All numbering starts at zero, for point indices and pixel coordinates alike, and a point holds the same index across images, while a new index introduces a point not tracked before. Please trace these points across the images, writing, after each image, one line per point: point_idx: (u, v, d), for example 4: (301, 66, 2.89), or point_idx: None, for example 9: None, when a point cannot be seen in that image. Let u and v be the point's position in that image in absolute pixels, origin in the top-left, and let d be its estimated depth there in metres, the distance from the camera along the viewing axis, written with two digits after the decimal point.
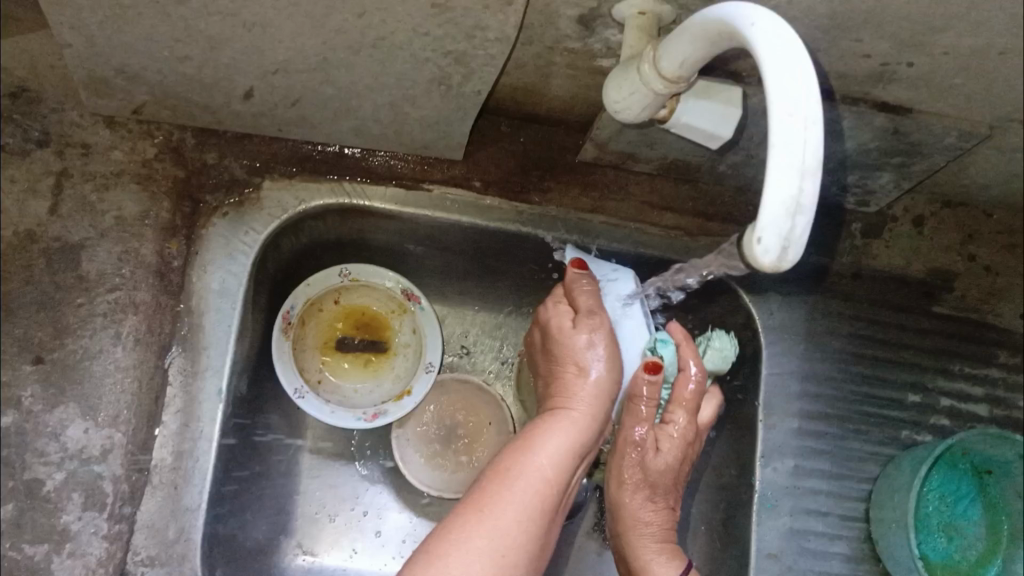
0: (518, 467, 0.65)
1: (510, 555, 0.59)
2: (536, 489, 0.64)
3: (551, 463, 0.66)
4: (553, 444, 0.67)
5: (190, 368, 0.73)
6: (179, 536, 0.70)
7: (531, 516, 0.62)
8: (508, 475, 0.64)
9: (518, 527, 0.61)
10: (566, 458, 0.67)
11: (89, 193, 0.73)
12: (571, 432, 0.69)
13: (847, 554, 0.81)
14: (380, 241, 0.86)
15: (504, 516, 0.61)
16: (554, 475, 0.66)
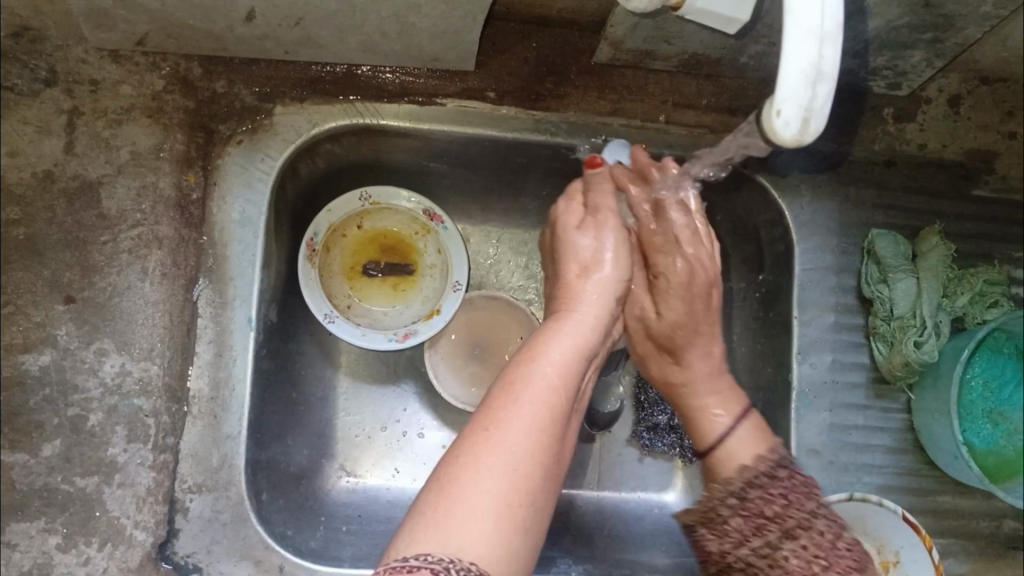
0: (521, 384, 0.56)
1: (531, 476, 0.51)
2: (544, 400, 0.55)
3: (559, 370, 0.58)
4: (556, 355, 0.60)
5: (219, 300, 0.74)
6: (223, 463, 0.73)
7: (543, 425, 0.54)
8: (512, 388, 0.56)
9: (533, 443, 0.52)
10: (577, 360, 0.61)
11: (102, 130, 0.72)
12: (573, 341, 0.62)
13: (889, 446, 0.81)
14: (399, 161, 0.84)
15: (515, 434, 0.52)
16: (560, 386, 0.58)
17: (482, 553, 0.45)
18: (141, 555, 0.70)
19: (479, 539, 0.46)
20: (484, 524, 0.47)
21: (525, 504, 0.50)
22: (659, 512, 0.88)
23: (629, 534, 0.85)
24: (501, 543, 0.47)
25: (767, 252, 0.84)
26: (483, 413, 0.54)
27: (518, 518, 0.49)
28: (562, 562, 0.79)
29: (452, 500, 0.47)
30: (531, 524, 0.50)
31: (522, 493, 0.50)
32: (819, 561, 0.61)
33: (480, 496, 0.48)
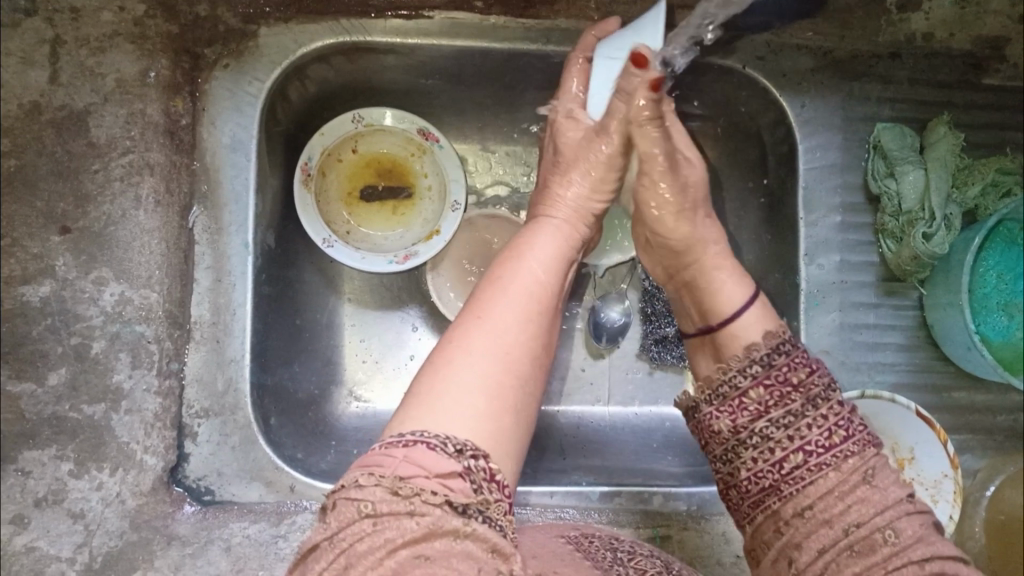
0: (500, 287, 0.58)
1: (519, 360, 0.54)
2: (522, 294, 0.58)
3: (540, 271, 0.61)
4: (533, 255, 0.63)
5: (214, 227, 0.75)
6: (228, 388, 0.75)
7: (527, 317, 0.57)
8: (495, 290, 0.58)
9: (520, 333, 0.55)
10: (553, 266, 0.64)
11: (85, 59, 0.71)
12: (541, 248, 0.64)
13: (902, 344, 0.79)
14: (392, 82, 0.83)
15: (500, 326, 0.55)
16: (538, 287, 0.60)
17: (478, 426, 0.48)
18: (153, 478, 0.71)
19: (473, 415, 0.48)
20: (474, 402, 0.49)
21: (513, 388, 0.52)
22: (671, 424, 0.87)
23: (641, 444, 0.86)
24: (493, 416, 0.49)
25: (772, 155, 0.82)
26: (469, 313, 0.56)
27: (513, 399, 0.51)
28: (573, 474, 0.81)
29: (446, 381, 0.50)
30: (524, 409, 0.52)
31: (512, 380, 0.52)
32: (838, 432, 0.54)
33: (472, 378, 0.50)
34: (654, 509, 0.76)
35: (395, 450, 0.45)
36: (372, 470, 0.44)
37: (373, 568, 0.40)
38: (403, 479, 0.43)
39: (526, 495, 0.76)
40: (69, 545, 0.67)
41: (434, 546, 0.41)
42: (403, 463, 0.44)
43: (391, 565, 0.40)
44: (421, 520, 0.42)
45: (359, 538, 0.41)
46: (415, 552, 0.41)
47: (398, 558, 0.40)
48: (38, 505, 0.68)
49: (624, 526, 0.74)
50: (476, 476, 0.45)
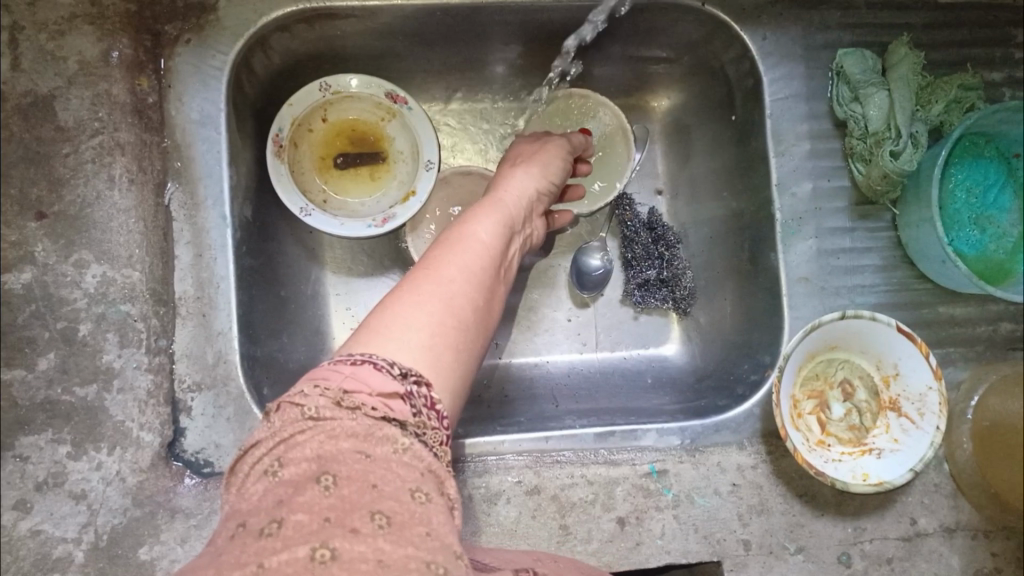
0: (451, 251, 0.57)
1: (463, 313, 0.53)
2: (475, 257, 0.58)
3: (485, 238, 0.60)
4: (485, 224, 0.62)
5: (191, 202, 0.76)
6: (219, 359, 0.75)
7: (474, 274, 0.56)
8: (446, 247, 0.57)
9: (465, 286, 0.54)
10: (501, 237, 0.62)
11: (45, 43, 0.71)
12: (494, 220, 0.64)
13: (879, 265, 0.81)
14: (355, 47, 0.83)
15: (452, 279, 0.54)
16: (490, 258, 0.59)
17: (424, 360, 0.48)
18: (151, 455, 0.72)
19: (421, 351, 0.48)
20: (427, 342, 0.49)
21: (461, 337, 0.52)
22: (659, 365, 0.89)
23: (631, 387, 0.87)
24: (438, 355, 0.49)
25: (737, 89, 0.83)
26: (417, 266, 0.55)
27: (455, 342, 0.51)
28: (567, 419, 0.81)
29: (393, 315, 0.49)
30: (467, 360, 0.52)
31: (461, 331, 0.52)
32: None
33: (424, 318, 0.50)
34: (650, 446, 0.78)
35: (342, 365, 0.45)
36: (318, 380, 0.45)
37: (313, 453, 0.42)
38: (348, 393, 0.44)
39: (523, 442, 0.77)
40: (74, 526, 0.68)
41: (375, 448, 0.42)
42: (350, 377, 0.44)
43: (330, 452, 0.41)
44: (361, 421, 0.43)
45: (301, 432, 0.43)
46: (357, 447, 0.42)
47: (338, 447, 0.42)
48: (40, 488, 0.68)
49: (621, 465, 0.76)
50: (417, 402, 0.45)
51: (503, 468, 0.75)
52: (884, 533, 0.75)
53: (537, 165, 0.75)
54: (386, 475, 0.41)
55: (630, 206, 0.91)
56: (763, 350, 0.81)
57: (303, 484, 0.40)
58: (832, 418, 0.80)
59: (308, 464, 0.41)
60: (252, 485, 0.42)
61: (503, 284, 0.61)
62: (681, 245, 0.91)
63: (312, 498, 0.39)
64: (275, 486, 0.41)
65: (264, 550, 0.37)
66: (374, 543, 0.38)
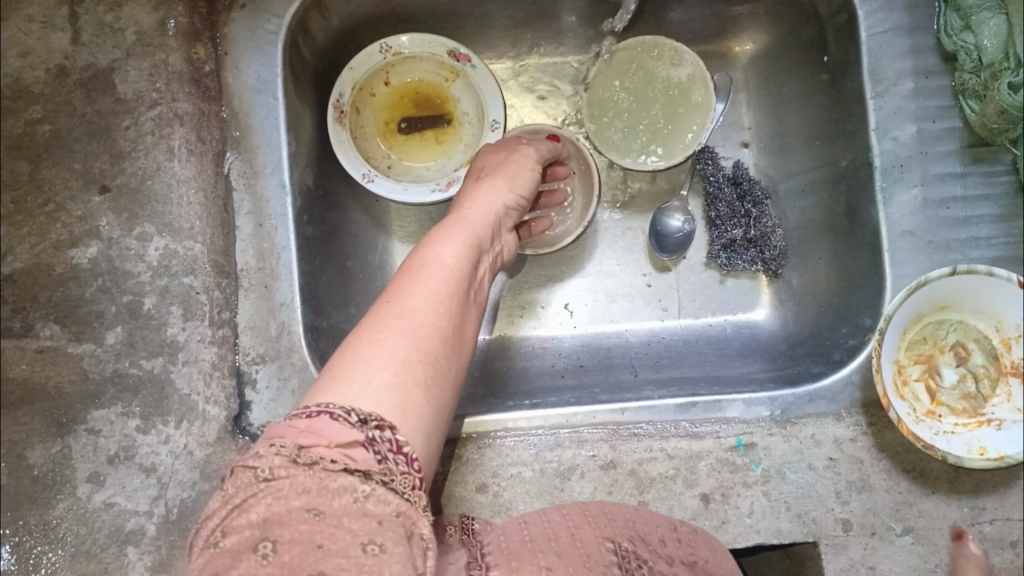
0: (413, 275, 0.51)
1: (436, 344, 0.48)
2: (444, 281, 0.52)
3: (455, 260, 0.54)
4: (449, 242, 0.56)
5: (250, 170, 0.75)
6: (282, 331, 0.74)
7: (445, 300, 0.51)
8: (411, 271, 0.52)
9: (436, 314, 0.49)
10: (470, 257, 0.57)
11: (103, 15, 0.71)
12: (463, 241, 0.57)
13: (1000, 214, 0.71)
14: (415, 4, 0.80)
15: (420, 308, 0.49)
16: (455, 278, 0.53)
17: (394, 400, 0.43)
18: (218, 428, 0.71)
19: (389, 391, 0.43)
20: (392, 381, 0.44)
21: (435, 371, 0.47)
22: (748, 332, 0.83)
23: (716, 356, 0.81)
24: (407, 392, 0.44)
25: (829, 27, 0.76)
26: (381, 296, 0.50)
27: (426, 378, 0.46)
28: (645, 390, 0.76)
29: (354, 356, 0.45)
30: (443, 391, 0.47)
31: (433, 364, 0.47)
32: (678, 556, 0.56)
33: (389, 356, 0.45)
34: (736, 418, 0.71)
35: (297, 420, 0.41)
36: (275, 439, 0.41)
37: (259, 517, 0.39)
38: (303, 448, 0.40)
39: (597, 414, 0.72)
40: (145, 499, 0.68)
41: (330, 502, 0.39)
42: (305, 432, 0.41)
43: (276, 514, 0.39)
44: (313, 474, 0.39)
45: (252, 492, 0.40)
46: (307, 504, 0.39)
47: (286, 506, 0.39)
48: (111, 462, 0.68)
49: (703, 438, 0.70)
50: (382, 448, 0.41)
51: (576, 443, 0.70)
52: (1007, 513, 0.67)
53: (504, 177, 0.68)
54: (334, 533, 0.39)
55: (713, 160, 0.84)
56: (862, 313, 0.74)
57: (241, 553, 0.38)
58: (943, 386, 0.71)
59: (252, 529, 0.39)
60: (200, 548, 0.40)
61: (476, 307, 0.56)
62: (769, 201, 0.84)
63: (248, 570, 0.38)
64: (213, 556, 0.39)
65: None
66: None
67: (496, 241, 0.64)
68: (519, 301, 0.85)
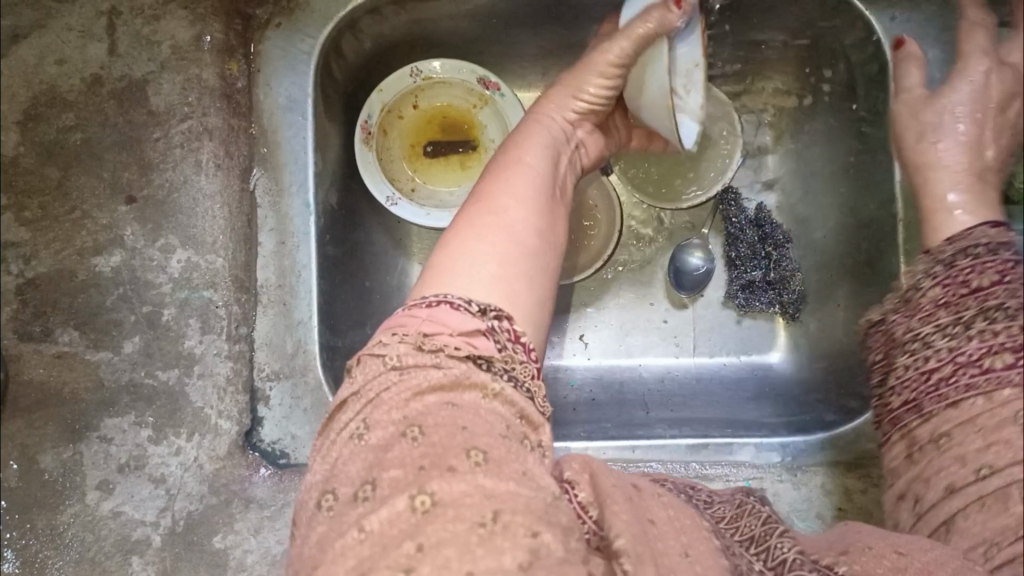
0: (509, 168, 0.58)
1: (525, 237, 0.52)
2: (535, 181, 0.57)
3: (540, 162, 0.59)
4: (533, 144, 0.61)
5: (275, 188, 0.76)
6: (298, 349, 0.75)
7: (531, 201, 0.55)
8: (502, 170, 0.58)
9: (526, 217, 0.54)
10: (554, 155, 0.62)
11: (141, 27, 0.71)
12: (546, 142, 0.62)
13: None
14: (450, 31, 0.81)
15: (512, 207, 0.54)
16: (544, 167, 0.59)
17: (499, 293, 0.48)
18: (229, 443, 0.71)
19: (489, 286, 0.48)
20: (496, 272, 0.49)
21: (535, 265, 0.52)
22: (763, 373, 0.83)
23: (730, 397, 0.81)
24: (510, 283, 0.49)
25: (858, 75, 0.76)
26: (477, 193, 0.55)
27: (527, 270, 0.51)
28: (657, 428, 0.76)
29: (459, 255, 0.49)
30: (544, 279, 0.52)
31: (540, 242, 0.53)
32: (1003, 355, 0.53)
33: (487, 251, 0.50)
34: (745, 462, 0.71)
35: (418, 311, 0.46)
36: (396, 329, 0.45)
37: (398, 411, 0.40)
38: (426, 336, 0.44)
39: (607, 451, 0.72)
40: (152, 510, 0.68)
41: (460, 396, 0.41)
42: (428, 321, 0.45)
43: (416, 409, 0.40)
44: (446, 371, 0.42)
45: (387, 387, 0.42)
46: (442, 399, 0.41)
47: (424, 403, 0.40)
48: (121, 470, 0.68)
49: (713, 480, 0.70)
50: (500, 337, 0.46)
51: None
52: None
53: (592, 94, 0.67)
54: (474, 420, 0.40)
55: (736, 201, 0.84)
56: None
57: (391, 443, 0.39)
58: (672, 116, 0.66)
59: (394, 425, 0.39)
60: (338, 449, 0.41)
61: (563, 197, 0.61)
62: (795, 244, 0.83)
63: (402, 452, 0.38)
64: (361, 451, 0.39)
65: (363, 514, 0.36)
66: (475, 480, 0.36)
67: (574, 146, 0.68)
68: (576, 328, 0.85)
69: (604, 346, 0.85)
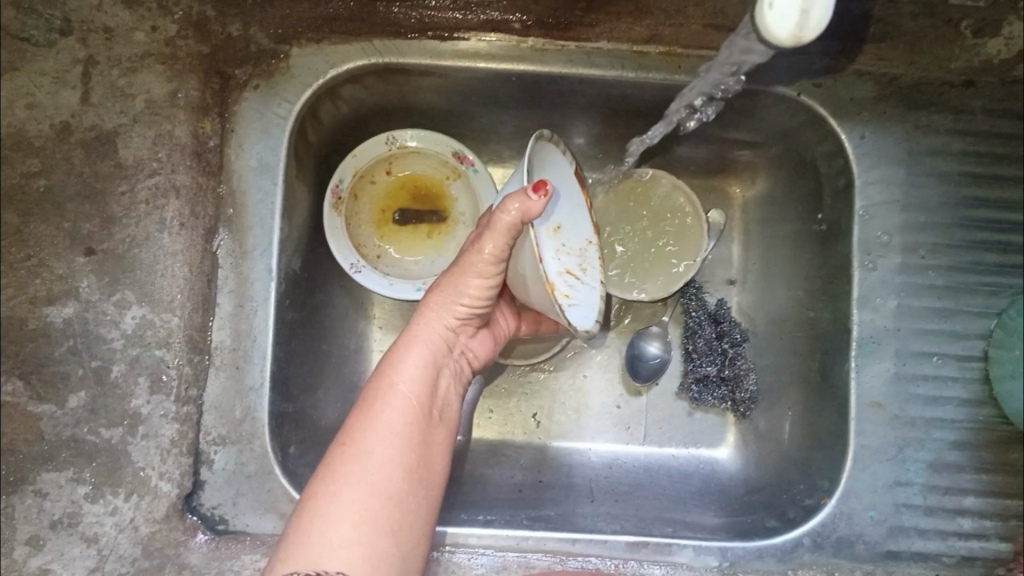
0: (380, 405, 0.60)
1: (391, 491, 0.56)
2: (402, 416, 0.60)
3: (414, 388, 0.62)
4: (409, 367, 0.63)
5: (239, 250, 0.73)
6: (246, 415, 0.73)
7: (403, 442, 0.59)
8: (370, 410, 0.60)
9: (390, 466, 0.57)
10: (429, 377, 0.64)
11: (117, 79, 0.71)
12: (422, 363, 0.64)
13: (963, 399, 0.72)
14: (428, 103, 0.81)
15: (373, 454, 0.57)
16: (419, 399, 0.62)
17: (355, 560, 0.52)
18: (167, 506, 0.69)
19: (348, 550, 0.53)
20: (352, 536, 0.53)
21: (395, 514, 0.56)
22: (709, 468, 0.84)
23: (675, 491, 0.81)
24: (372, 546, 0.54)
25: (827, 187, 0.77)
26: (343, 438, 0.59)
27: (388, 522, 0.55)
28: (599, 521, 0.76)
29: (315, 520, 0.54)
30: (409, 525, 0.57)
31: (407, 486, 0.57)
32: None
33: (346, 517, 0.54)
34: (683, 563, 0.71)
35: None
36: None
37: None
38: None
39: (547, 541, 0.72)
40: (81, 570, 0.67)
41: None
42: None
43: None
44: None
45: None
46: None
47: None
48: (53, 527, 0.67)
49: None
50: None
51: (524, 567, 0.69)
52: None
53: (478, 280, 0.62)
54: None
55: (696, 295, 0.86)
56: (822, 475, 0.74)
57: None
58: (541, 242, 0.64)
59: None
60: None
61: (441, 417, 0.64)
62: (748, 342, 0.85)
63: None
64: None
65: None
66: None
67: (454, 349, 0.68)
68: (529, 406, 0.85)
69: (551, 427, 0.85)
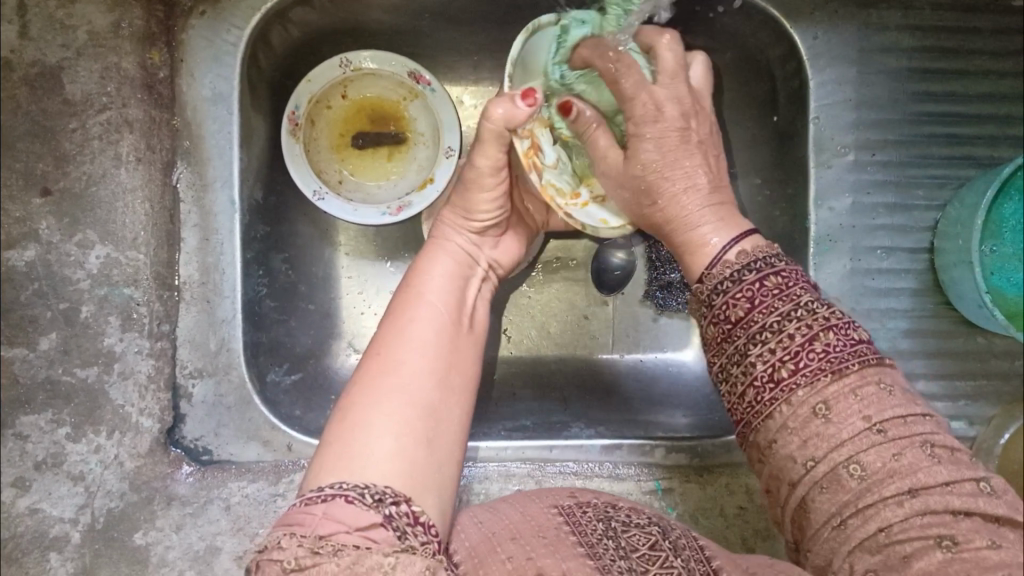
0: (409, 314, 0.60)
1: (425, 396, 0.54)
2: (432, 326, 0.59)
3: (441, 300, 0.62)
4: (435, 282, 0.63)
5: (199, 182, 0.74)
6: (221, 346, 0.75)
7: (435, 349, 0.57)
8: (400, 321, 0.59)
9: (423, 373, 0.55)
10: (455, 293, 0.64)
11: (54, 10, 0.67)
12: (448, 278, 0.64)
13: (913, 287, 0.77)
14: (380, 22, 0.79)
15: (406, 361, 0.55)
16: (446, 308, 0.61)
17: (394, 466, 0.49)
18: (150, 440, 0.70)
19: (389, 456, 0.49)
20: (393, 443, 0.50)
21: (431, 423, 0.53)
22: (676, 370, 0.86)
23: (646, 395, 0.85)
24: (410, 451, 0.50)
25: (782, 90, 0.78)
26: (377, 344, 0.57)
27: (425, 431, 0.52)
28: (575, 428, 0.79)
29: (352, 426, 0.50)
30: (445, 436, 0.53)
31: (440, 392, 0.55)
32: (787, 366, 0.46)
33: (385, 420, 0.51)
34: (656, 462, 0.75)
35: (314, 508, 0.44)
36: (294, 528, 0.44)
37: None
38: (323, 537, 0.43)
39: (526, 449, 0.75)
40: (70, 507, 0.67)
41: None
42: (323, 519, 0.43)
43: None
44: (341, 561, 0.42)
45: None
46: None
47: None
48: (37, 468, 0.66)
49: (625, 480, 0.73)
50: (400, 522, 0.45)
51: (506, 476, 0.73)
52: None
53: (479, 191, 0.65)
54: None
55: None
56: None
57: None
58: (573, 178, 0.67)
59: None
60: None
61: (473, 334, 0.63)
62: None
63: None
64: None
65: None
66: None
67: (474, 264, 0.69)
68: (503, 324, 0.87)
69: (522, 341, 0.87)
